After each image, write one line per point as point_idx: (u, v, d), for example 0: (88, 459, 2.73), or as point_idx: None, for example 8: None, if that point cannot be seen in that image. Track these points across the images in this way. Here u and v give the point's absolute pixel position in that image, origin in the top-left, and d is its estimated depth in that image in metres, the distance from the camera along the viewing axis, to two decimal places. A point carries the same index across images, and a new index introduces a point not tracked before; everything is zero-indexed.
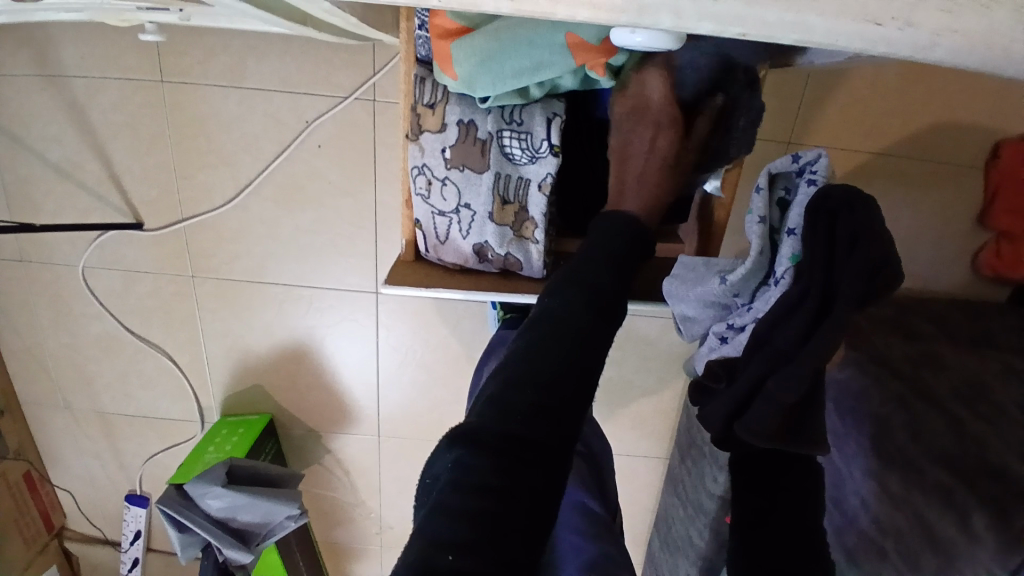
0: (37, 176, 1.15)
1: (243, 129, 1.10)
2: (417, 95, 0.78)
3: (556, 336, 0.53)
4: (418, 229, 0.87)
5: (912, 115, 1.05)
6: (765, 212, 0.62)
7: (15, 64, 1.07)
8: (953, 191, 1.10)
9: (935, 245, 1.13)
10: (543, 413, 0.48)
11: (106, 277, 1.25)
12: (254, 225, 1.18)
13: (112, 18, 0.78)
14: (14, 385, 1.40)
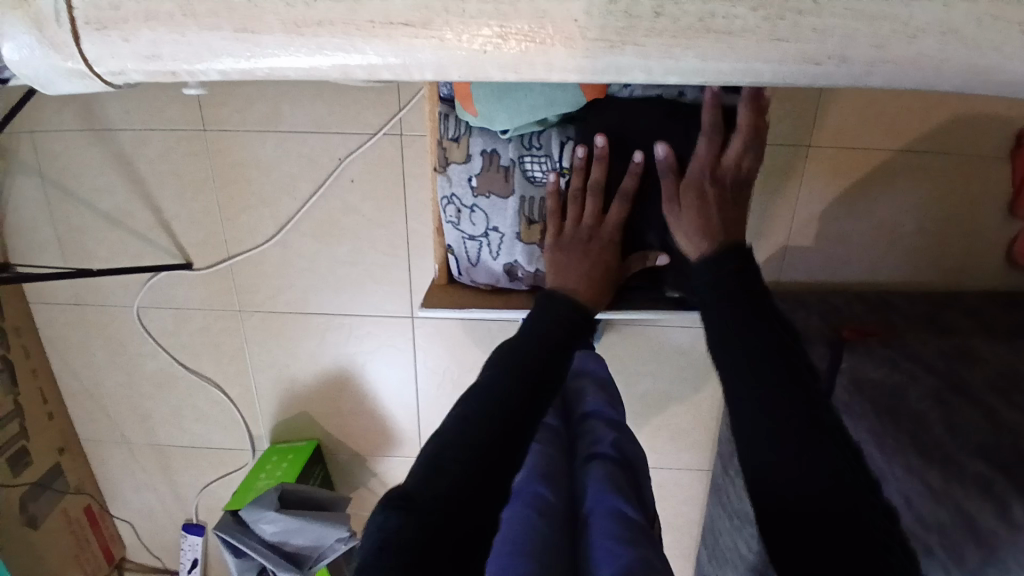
0: (91, 226, 1.24)
1: (280, 170, 1.16)
2: (442, 131, 0.83)
3: (497, 403, 0.60)
4: (450, 254, 0.91)
5: (929, 109, 1.04)
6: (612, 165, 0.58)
7: (70, 125, 1.17)
8: (979, 181, 1.08)
9: (967, 236, 1.12)
10: (469, 465, 0.53)
11: (158, 316, 1.33)
12: (294, 259, 1.24)
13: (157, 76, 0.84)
14: (75, 423, 1.48)
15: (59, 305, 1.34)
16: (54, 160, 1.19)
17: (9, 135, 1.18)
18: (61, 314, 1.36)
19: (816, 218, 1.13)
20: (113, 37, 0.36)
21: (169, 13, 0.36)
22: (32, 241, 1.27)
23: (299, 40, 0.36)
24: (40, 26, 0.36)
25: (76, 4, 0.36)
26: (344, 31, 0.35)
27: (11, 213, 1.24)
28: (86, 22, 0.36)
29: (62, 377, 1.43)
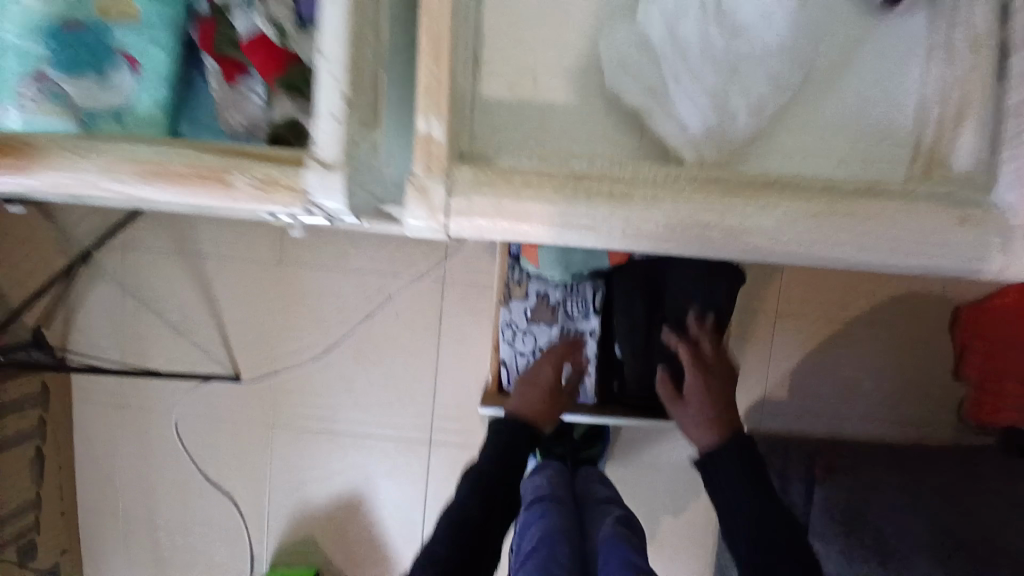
0: (158, 336, 1.40)
1: (337, 303, 1.37)
2: (506, 273, 1.01)
3: (488, 486, 0.83)
4: (503, 367, 1.07)
5: (874, 288, 1.29)
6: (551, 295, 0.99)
7: (164, 250, 1.37)
8: (922, 350, 1.30)
9: (918, 396, 1.31)
10: (465, 543, 0.77)
11: (196, 423, 1.44)
12: (333, 380, 1.39)
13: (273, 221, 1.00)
14: (82, 528, 1.50)
15: (105, 405, 1.46)
16: (141, 276, 1.38)
17: (107, 252, 1.38)
18: (106, 414, 1.46)
19: (789, 372, 1.33)
20: (462, 220, 0.37)
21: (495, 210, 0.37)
22: (97, 341, 1.41)
23: (574, 236, 0.38)
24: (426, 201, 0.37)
25: (454, 203, 0.37)
26: (613, 238, 0.38)
27: (86, 316, 1.40)
28: (455, 211, 0.37)
29: (84, 479, 1.49)
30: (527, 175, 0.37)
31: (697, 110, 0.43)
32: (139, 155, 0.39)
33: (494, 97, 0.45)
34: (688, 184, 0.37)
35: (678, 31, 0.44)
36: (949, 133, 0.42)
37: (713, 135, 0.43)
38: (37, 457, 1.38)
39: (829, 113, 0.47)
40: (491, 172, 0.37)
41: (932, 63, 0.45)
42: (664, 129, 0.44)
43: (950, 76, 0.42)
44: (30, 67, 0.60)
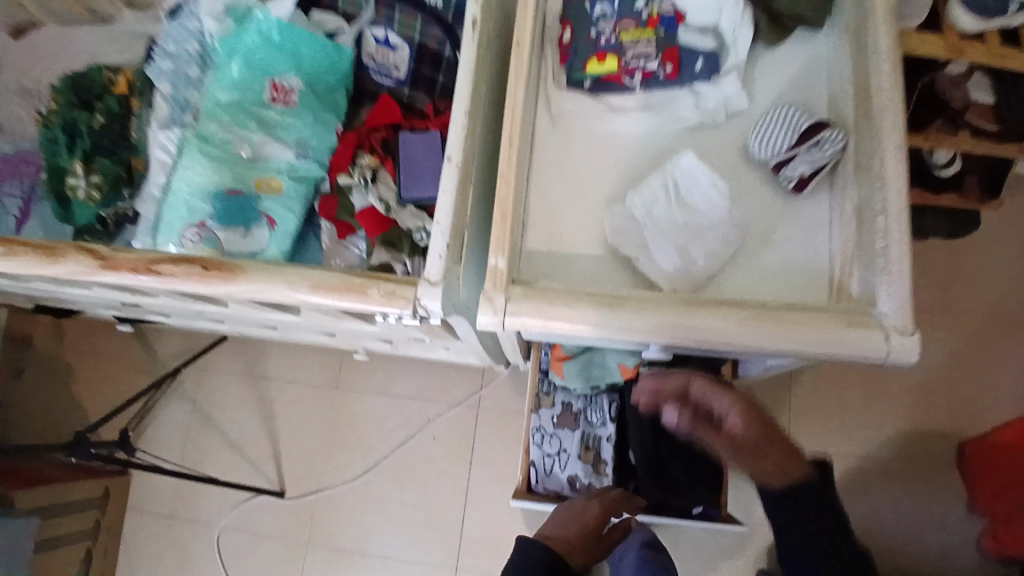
0: (215, 450, 1.49)
1: (382, 425, 1.47)
2: None
3: None
4: None
5: (881, 423, 1.37)
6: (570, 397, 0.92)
7: (235, 370, 1.52)
8: (939, 489, 1.33)
9: (941, 533, 1.31)
10: None
11: (235, 539, 1.46)
12: (370, 501, 1.45)
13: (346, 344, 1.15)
14: None
15: (153, 515, 1.49)
16: (210, 394, 1.52)
17: (185, 370, 1.53)
18: (149, 527, 1.48)
19: None
20: (515, 320, 0.54)
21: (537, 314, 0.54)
22: (157, 447, 1.50)
23: (591, 333, 0.54)
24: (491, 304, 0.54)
25: (511, 309, 0.54)
26: (618, 335, 0.54)
27: (154, 429, 1.51)
28: (511, 315, 0.54)
29: None
30: (558, 292, 0.55)
31: (673, 258, 0.61)
32: (308, 275, 0.58)
33: (534, 248, 0.64)
34: (664, 301, 0.55)
35: (654, 212, 0.62)
36: (849, 274, 0.60)
37: (684, 275, 0.60)
38: (83, 560, 1.38)
39: (777, 256, 0.63)
40: (538, 290, 0.55)
41: (837, 228, 0.63)
42: (651, 270, 0.61)
43: (847, 238, 0.61)
44: (197, 219, 0.86)
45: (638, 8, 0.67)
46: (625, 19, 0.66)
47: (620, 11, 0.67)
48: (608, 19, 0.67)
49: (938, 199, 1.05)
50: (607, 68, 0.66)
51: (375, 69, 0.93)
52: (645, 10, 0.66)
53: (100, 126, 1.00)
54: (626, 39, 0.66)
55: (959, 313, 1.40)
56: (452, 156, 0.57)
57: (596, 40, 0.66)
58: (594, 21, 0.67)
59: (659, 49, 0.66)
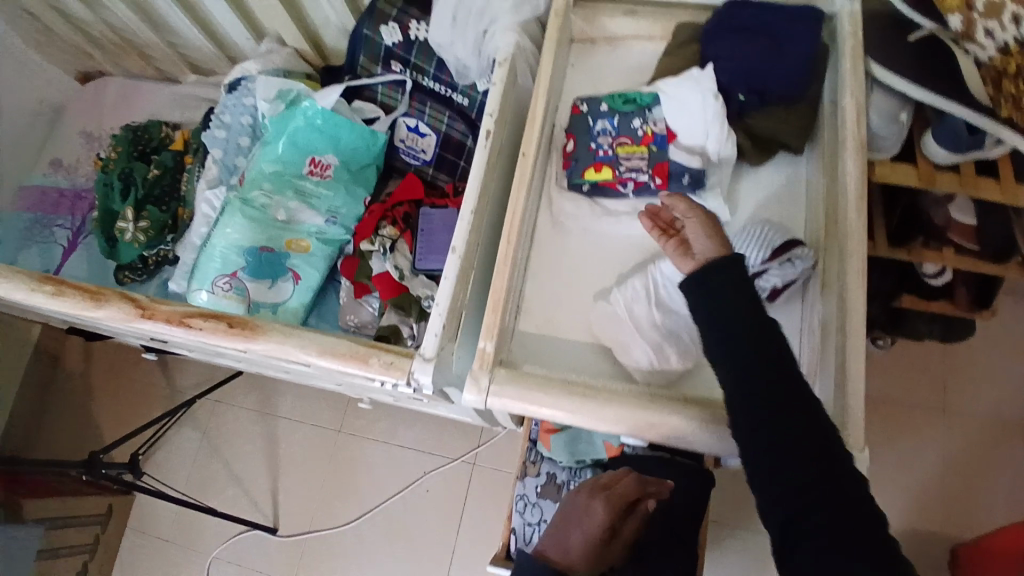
0: (218, 481, 1.54)
1: (379, 471, 1.50)
2: None
3: None
4: None
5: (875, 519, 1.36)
6: (554, 467, 0.96)
7: (246, 404, 1.59)
8: None
9: None
10: None
11: (225, 571, 1.47)
12: (359, 547, 1.45)
13: (352, 391, 1.20)
14: None
15: (150, 539, 1.52)
16: (221, 425, 1.58)
17: (200, 401, 1.61)
18: (146, 551, 1.51)
19: None
20: (498, 396, 0.60)
21: (517, 393, 0.59)
22: (165, 476, 1.56)
23: (566, 417, 0.59)
24: (476, 379, 0.60)
25: (493, 387, 0.60)
26: (591, 420, 0.59)
27: (163, 455, 1.57)
28: (493, 391, 0.60)
29: None
30: (538, 376, 0.61)
31: (648, 355, 0.66)
32: (318, 340, 0.65)
33: (526, 330, 0.71)
34: (637, 394, 0.60)
35: (634, 310, 0.67)
36: (812, 381, 0.65)
37: (657, 372, 0.65)
38: (78, 575, 1.41)
39: None
40: (519, 373, 0.61)
41: (805, 336, 0.68)
42: (627, 361, 0.66)
43: (814, 349, 0.66)
44: (230, 269, 0.95)
45: (634, 126, 0.75)
46: (623, 136, 0.76)
47: (618, 128, 0.76)
48: (606, 134, 0.76)
49: (929, 305, 1.09)
50: (602, 176, 0.75)
51: (405, 150, 1.04)
52: (640, 129, 0.75)
53: (153, 177, 1.12)
54: (620, 152, 0.75)
55: (958, 415, 1.42)
56: (457, 249, 0.65)
57: (594, 151, 0.76)
58: (594, 136, 0.76)
59: (651, 163, 0.74)
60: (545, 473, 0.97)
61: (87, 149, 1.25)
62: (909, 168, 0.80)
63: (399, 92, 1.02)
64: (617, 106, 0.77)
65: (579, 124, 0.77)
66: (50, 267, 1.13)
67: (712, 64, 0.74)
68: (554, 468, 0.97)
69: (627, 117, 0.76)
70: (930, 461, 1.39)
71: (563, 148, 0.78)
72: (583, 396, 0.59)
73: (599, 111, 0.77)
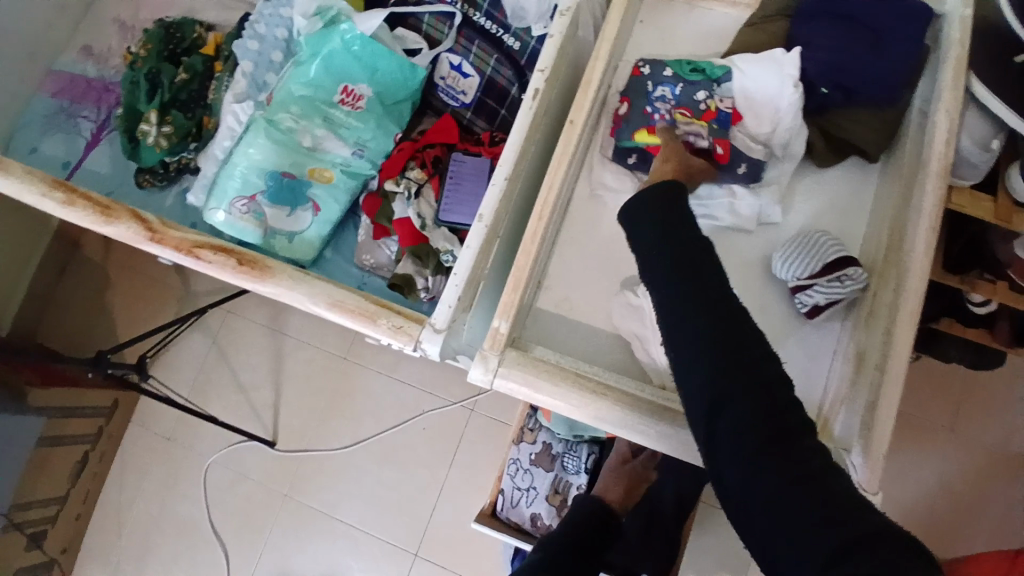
0: (222, 387, 1.56)
1: (380, 402, 1.51)
2: None
3: None
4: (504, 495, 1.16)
5: None
6: (551, 437, 0.96)
7: (256, 316, 1.59)
8: None
9: None
10: None
11: (222, 473, 1.52)
12: (351, 471, 1.48)
13: None
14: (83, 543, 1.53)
15: (153, 432, 1.57)
16: (229, 333, 1.59)
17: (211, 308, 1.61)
18: (149, 442, 1.57)
19: None
20: (507, 379, 0.57)
21: (527, 378, 0.57)
22: (170, 375, 1.58)
23: (572, 410, 0.56)
24: (485, 358, 0.57)
25: (501, 368, 0.57)
26: (598, 418, 0.56)
27: (170, 355, 1.59)
28: (501, 372, 0.57)
29: (103, 496, 1.56)
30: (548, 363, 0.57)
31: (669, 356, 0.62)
32: (326, 291, 0.62)
33: (543, 308, 0.68)
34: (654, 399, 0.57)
35: None
36: (836, 411, 0.62)
37: None
38: (81, 460, 1.46)
39: None
40: (531, 359, 0.58)
41: (837, 361, 0.65)
42: (645, 359, 0.63)
43: (844, 377, 0.63)
44: (249, 191, 0.92)
45: (697, 99, 0.70)
46: (683, 106, 0.70)
47: (679, 98, 0.70)
48: (665, 101, 0.70)
49: (966, 331, 1.07)
50: (652, 145, 0.69)
51: (444, 89, 0.98)
52: (703, 103, 0.70)
53: (181, 81, 1.08)
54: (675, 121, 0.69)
55: (966, 439, 1.39)
56: (484, 216, 0.61)
57: (649, 117, 0.70)
58: (652, 100, 0.70)
59: (708, 141, 0.69)
60: (542, 442, 0.96)
61: (120, 40, 1.19)
62: (989, 201, 0.78)
63: (447, 24, 0.96)
64: (682, 74, 0.71)
65: (637, 85, 0.71)
66: (73, 159, 1.10)
67: (798, 49, 0.71)
68: (551, 437, 0.96)
69: (691, 87, 0.70)
70: (927, 479, 1.38)
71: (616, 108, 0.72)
72: (597, 393, 0.56)
73: (663, 73, 0.71)
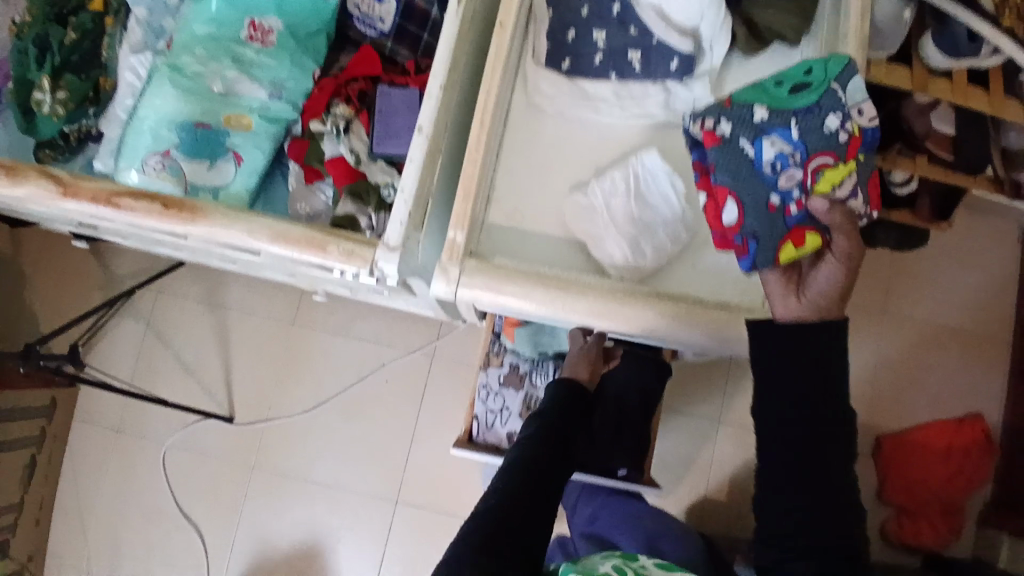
0: (167, 371, 1.49)
1: (340, 361, 1.48)
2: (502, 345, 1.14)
3: (530, 467, 0.71)
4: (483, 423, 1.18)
5: None
6: (516, 357, 0.97)
7: (191, 293, 1.51)
8: None
9: None
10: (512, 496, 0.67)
11: (182, 457, 1.47)
12: (319, 433, 1.46)
13: (306, 284, 1.14)
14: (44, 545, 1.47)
15: (100, 426, 1.49)
16: (165, 314, 1.51)
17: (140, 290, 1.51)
18: (97, 436, 1.49)
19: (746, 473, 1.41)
20: (472, 288, 0.57)
21: (490, 283, 0.57)
22: (107, 365, 1.49)
23: (537, 308, 0.57)
24: (445, 269, 0.57)
25: (463, 278, 0.57)
26: (564, 311, 0.57)
27: (103, 345, 1.50)
28: (464, 283, 0.57)
29: (58, 497, 1.48)
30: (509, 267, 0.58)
31: (625, 250, 0.64)
32: (268, 225, 0.59)
33: (495, 222, 0.67)
34: (614, 289, 0.59)
35: (611, 204, 0.64)
36: None
37: (633, 267, 0.64)
38: (28, 465, 1.38)
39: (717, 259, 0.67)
40: (492, 265, 0.58)
41: None
42: (601, 256, 0.64)
43: None
44: (162, 147, 0.86)
45: (830, 125, 0.60)
46: (824, 153, 0.60)
47: (803, 144, 0.60)
48: (786, 168, 0.60)
49: (891, 213, 1.12)
50: (806, 246, 0.58)
51: (359, 18, 0.93)
52: (846, 131, 0.60)
53: (72, 42, 0.98)
54: (820, 189, 0.58)
55: (894, 318, 1.51)
56: (423, 128, 0.60)
57: (785, 211, 0.58)
58: (771, 181, 0.60)
59: (856, 185, 0.59)
60: (509, 363, 0.97)
61: None
62: (906, 72, 0.85)
63: None
64: (783, 106, 0.61)
65: (739, 170, 0.59)
66: None
67: None
68: (517, 357, 0.97)
69: (806, 112, 0.60)
70: (861, 358, 1.50)
71: (721, 215, 0.60)
72: (559, 288, 0.57)
73: (751, 138, 0.60)
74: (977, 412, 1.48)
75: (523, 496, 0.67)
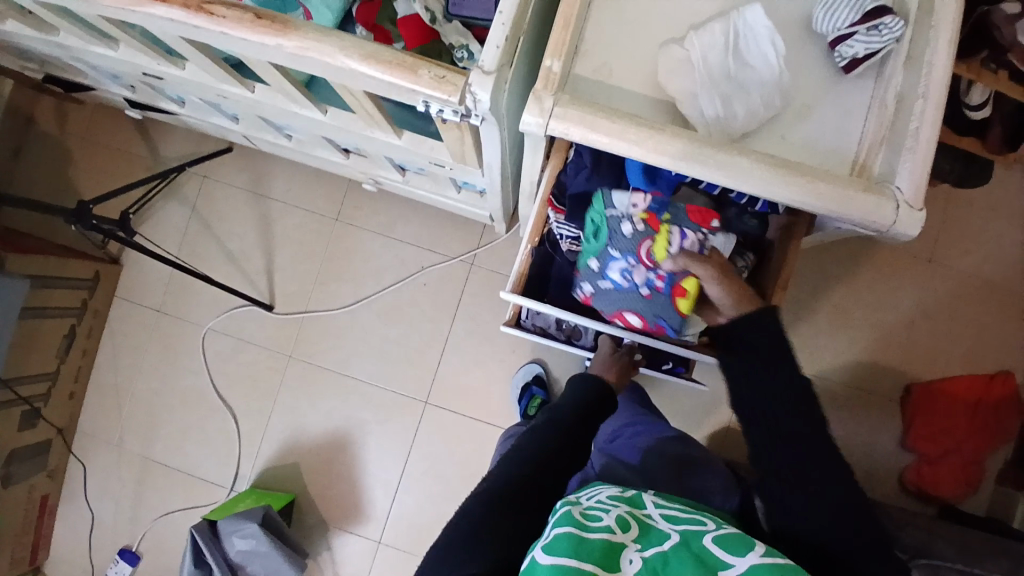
0: (209, 256, 1.50)
1: (378, 262, 1.49)
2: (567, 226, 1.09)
3: (546, 454, 0.73)
4: None
5: (850, 333, 1.46)
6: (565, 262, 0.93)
7: (236, 181, 1.51)
8: (880, 418, 1.45)
9: (874, 444, 1.45)
10: (526, 480, 0.69)
11: (221, 341, 1.50)
12: (356, 329, 1.48)
13: (360, 168, 1.15)
14: (83, 413, 1.52)
15: (141, 306, 1.52)
16: (209, 201, 1.51)
17: (186, 174, 1.51)
18: (139, 315, 1.52)
19: None
20: (565, 125, 0.56)
21: (581, 118, 0.55)
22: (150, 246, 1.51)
23: (626, 149, 0.56)
24: (537, 99, 0.55)
25: (555, 111, 0.55)
26: (653, 155, 0.56)
27: (149, 226, 1.51)
28: (555, 116, 0.55)
29: (98, 368, 1.53)
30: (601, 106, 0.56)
31: (716, 107, 0.62)
32: (358, 44, 0.57)
33: (582, 75, 0.65)
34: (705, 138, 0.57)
35: (707, 58, 0.63)
36: (874, 155, 0.62)
37: (720, 126, 0.62)
38: (68, 334, 1.40)
39: (804, 132, 0.65)
40: (584, 102, 0.56)
41: (872, 112, 0.65)
42: (691, 112, 0.63)
43: (876, 123, 0.64)
44: None
45: (629, 229, 0.79)
46: (643, 243, 0.78)
47: (629, 253, 0.79)
48: (635, 273, 0.79)
49: (960, 141, 1.06)
50: (689, 292, 0.78)
51: None
52: (639, 224, 0.78)
53: None
54: (661, 260, 0.78)
55: (942, 266, 1.48)
56: None
57: (658, 294, 0.78)
58: (633, 286, 0.80)
59: (681, 227, 0.78)
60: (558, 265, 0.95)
61: None
62: None
63: None
64: (600, 248, 0.80)
65: (618, 305, 0.81)
66: None
67: None
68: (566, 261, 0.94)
69: (613, 240, 0.79)
70: (904, 303, 1.47)
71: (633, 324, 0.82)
72: (650, 132, 0.56)
73: (603, 280, 0.81)
74: (1012, 370, 1.45)
75: (535, 480, 0.70)
